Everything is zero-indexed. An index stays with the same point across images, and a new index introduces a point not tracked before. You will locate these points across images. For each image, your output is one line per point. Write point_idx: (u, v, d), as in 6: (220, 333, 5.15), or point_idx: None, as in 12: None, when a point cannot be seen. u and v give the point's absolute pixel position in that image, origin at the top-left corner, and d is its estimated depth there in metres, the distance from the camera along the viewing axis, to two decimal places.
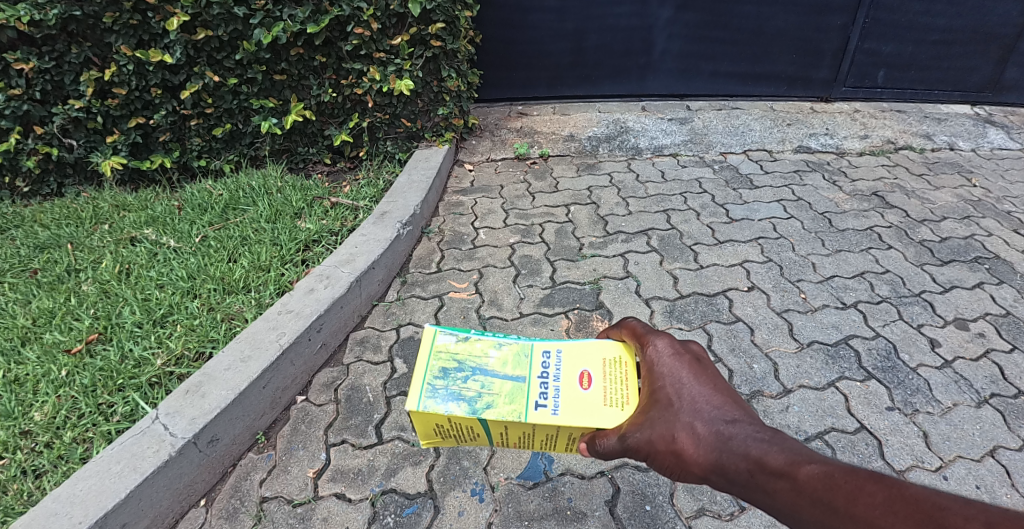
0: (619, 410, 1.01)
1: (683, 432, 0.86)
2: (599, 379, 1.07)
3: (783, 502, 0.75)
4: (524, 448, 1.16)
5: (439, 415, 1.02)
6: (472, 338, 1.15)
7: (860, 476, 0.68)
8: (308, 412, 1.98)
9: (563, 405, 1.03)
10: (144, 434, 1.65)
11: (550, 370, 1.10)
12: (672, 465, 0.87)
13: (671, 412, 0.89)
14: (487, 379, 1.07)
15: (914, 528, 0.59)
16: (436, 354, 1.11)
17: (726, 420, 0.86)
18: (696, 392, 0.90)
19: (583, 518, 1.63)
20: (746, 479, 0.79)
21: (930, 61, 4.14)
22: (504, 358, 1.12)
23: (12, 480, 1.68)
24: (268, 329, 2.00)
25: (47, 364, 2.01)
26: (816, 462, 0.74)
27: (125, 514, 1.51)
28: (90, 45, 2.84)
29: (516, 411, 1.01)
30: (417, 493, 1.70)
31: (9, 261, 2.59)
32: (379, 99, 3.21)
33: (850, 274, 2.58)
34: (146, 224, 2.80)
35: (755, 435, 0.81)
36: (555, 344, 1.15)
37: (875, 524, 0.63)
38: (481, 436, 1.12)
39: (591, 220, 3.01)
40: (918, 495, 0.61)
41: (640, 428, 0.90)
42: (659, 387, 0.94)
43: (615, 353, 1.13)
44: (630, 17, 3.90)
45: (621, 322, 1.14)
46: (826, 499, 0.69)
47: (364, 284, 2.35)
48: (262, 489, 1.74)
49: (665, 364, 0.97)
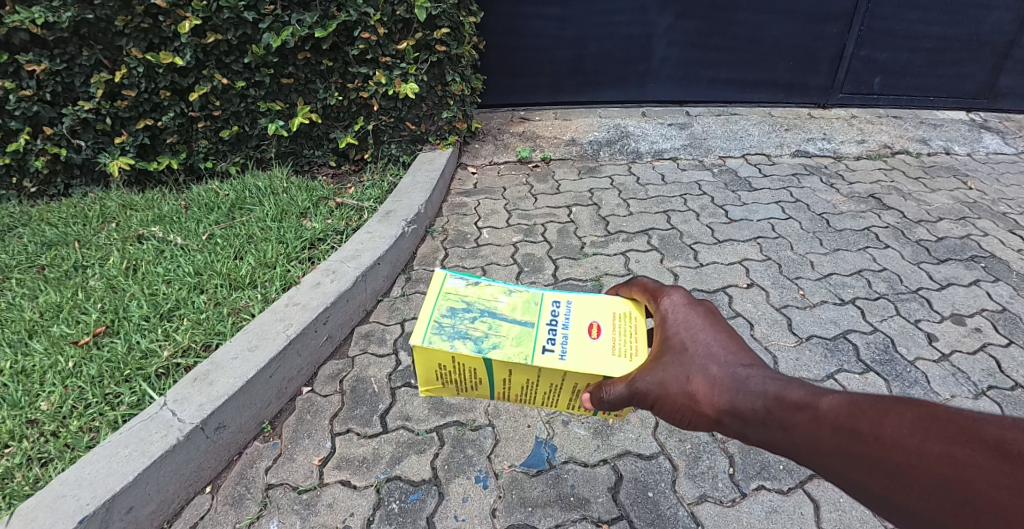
0: (628, 360, 1.05)
1: (699, 375, 0.91)
2: (609, 330, 1.13)
3: (803, 435, 0.79)
4: (523, 402, 1.19)
5: (444, 351, 1.05)
6: (482, 284, 1.21)
7: (885, 402, 0.71)
8: (314, 402, 2.01)
9: (570, 351, 1.08)
10: (152, 420, 1.67)
11: (558, 318, 1.16)
12: (683, 409, 0.92)
13: (686, 357, 0.94)
14: (494, 321, 1.12)
15: (947, 442, 0.60)
16: (445, 295, 1.16)
17: (741, 364, 0.91)
18: (709, 338, 0.95)
19: (586, 504, 1.65)
20: (766, 418, 0.84)
21: (924, 68, 4.22)
22: (514, 304, 1.17)
23: (18, 468, 1.69)
24: (275, 321, 2.04)
25: (55, 356, 2.03)
26: (839, 395, 0.77)
27: (132, 497, 1.53)
28: (101, 48, 2.90)
29: (523, 353, 1.06)
30: (422, 480, 1.72)
31: (15, 258, 2.62)
32: (384, 102, 3.26)
33: (848, 272, 2.62)
34: (153, 223, 2.84)
35: (773, 377, 0.87)
36: (565, 296, 1.21)
37: (902, 442, 0.66)
38: (482, 386, 1.15)
39: (593, 220, 3.05)
40: (948, 413, 0.63)
41: (652, 371, 0.94)
42: (671, 335, 0.99)
43: (625, 311, 1.19)
44: (630, 25, 3.99)
45: (630, 283, 1.20)
46: (853, 427, 0.72)
47: (369, 279, 2.38)
48: (268, 476, 1.76)
49: (676, 313, 1.02)
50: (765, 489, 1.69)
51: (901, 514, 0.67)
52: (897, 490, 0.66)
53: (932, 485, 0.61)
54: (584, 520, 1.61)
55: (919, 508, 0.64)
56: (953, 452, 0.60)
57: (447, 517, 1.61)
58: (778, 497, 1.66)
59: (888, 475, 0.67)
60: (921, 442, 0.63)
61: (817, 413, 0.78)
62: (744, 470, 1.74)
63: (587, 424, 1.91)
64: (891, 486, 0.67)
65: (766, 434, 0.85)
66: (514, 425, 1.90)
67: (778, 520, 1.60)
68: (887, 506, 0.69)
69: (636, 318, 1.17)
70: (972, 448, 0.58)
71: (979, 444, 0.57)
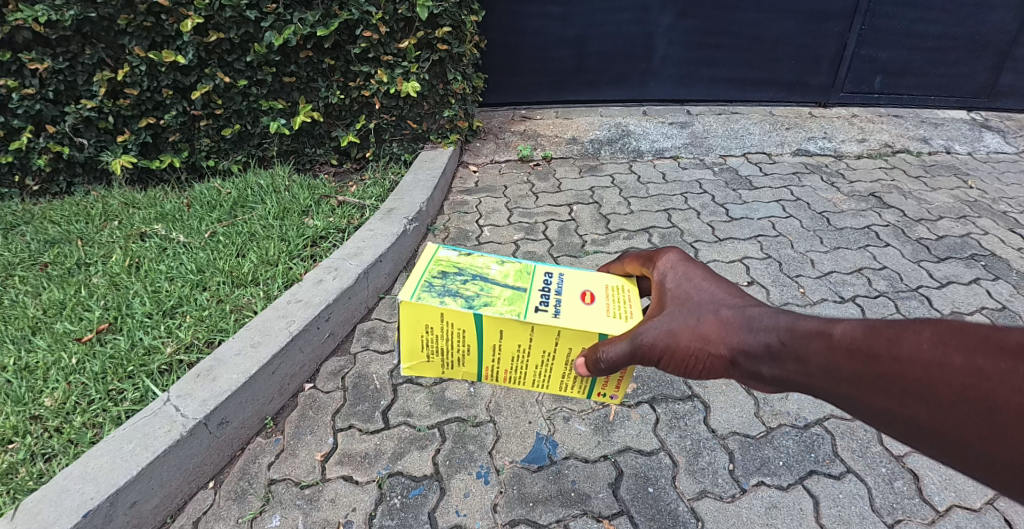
0: (622, 320, 1.08)
1: (709, 319, 0.95)
2: (601, 297, 1.15)
3: (816, 364, 0.80)
4: (512, 377, 1.17)
5: (435, 306, 1.04)
6: (474, 255, 1.22)
7: (898, 323, 0.72)
8: (316, 398, 2.02)
9: (563, 312, 1.09)
10: (156, 415, 1.68)
11: (550, 286, 1.17)
12: (696, 353, 0.95)
13: (693, 305, 0.99)
14: (486, 285, 1.13)
15: (969, 354, 0.61)
16: (436, 261, 1.17)
17: (745, 306, 0.95)
18: (712, 288, 1.01)
19: (586, 499, 1.66)
20: (777, 351, 0.86)
21: (925, 67, 4.23)
22: (506, 272, 1.18)
23: (22, 463, 1.69)
24: (278, 317, 2.05)
25: (59, 352, 2.04)
26: (850, 321, 0.79)
27: (136, 492, 1.54)
28: (104, 46, 2.91)
29: (515, 311, 1.06)
30: (423, 475, 1.73)
31: (18, 255, 2.63)
32: (386, 101, 3.27)
33: (848, 270, 2.63)
34: (156, 221, 2.85)
35: (777, 313, 0.90)
36: (557, 269, 1.23)
37: (920, 358, 0.66)
38: (471, 355, 1.12)
39: (593, 219, 3.06)
40: (967, 324, 0.64)
41: (659, 319, 0.98)
42: (674, 289, 1.05)
43: (617, 282, 1.23)
44: (631, 24, 3.99)
45: (622, 257, 1.25)
46: (866, 349, 0.73)
47: (371, 277, 2.39)
48: (271, 472, 1.77)
49: (675, 270, 1.08)
50: (765, 485, 1.70)
51: (919, 432, 0.69)
52: (914, 406, 0.67)
53: (953, 397, 0.62)
54: (585, 515, 1.62)
55: (939, 423, 0.65)
56: (977, 362, 0.60)
57: (448, 513, 1.62)
58: (778, 493, 1.67)
59: (906, 392, 0.67)
60: (942, 355, 0.64)
61: (829, 339, 0.79)
62: (744, 467, 1.76)
63: (587, 420, 1.92)
64: (908, 404, 0.68)
65: (778, 369, 0.87)
66: (515, 421, 1.92)
67: (778, 515, 1.61)
68: (901, 426, 0.71)
69: (627, 289, 1.21)
70: (998, 356, 0.58)
71: (1006, 353, 0.57)
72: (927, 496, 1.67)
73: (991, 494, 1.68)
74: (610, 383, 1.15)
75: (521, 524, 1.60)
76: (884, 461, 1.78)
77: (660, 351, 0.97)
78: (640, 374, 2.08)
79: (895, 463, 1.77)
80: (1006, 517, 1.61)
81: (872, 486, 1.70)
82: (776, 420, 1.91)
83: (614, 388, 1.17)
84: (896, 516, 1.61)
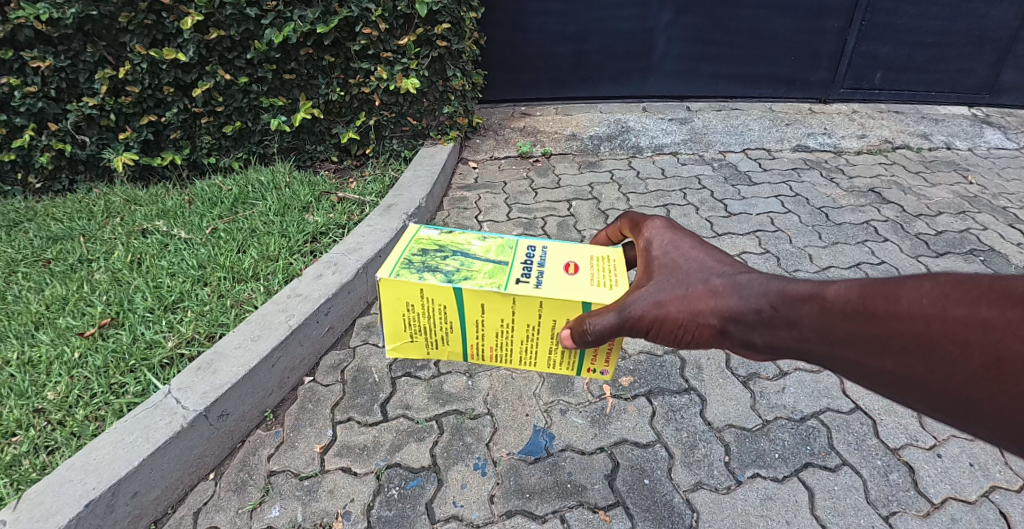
0: (607, 289, 1.07)
1: (699, 288, 0.95)
2: (585, 268, 1.15)
3: (812, 327, 0.81)
4: (498, 355, 1.16)
5: (412, 283, 1.05)
6: (456, 233, 1.23)
7: (893, 280, 0.73)
8: (315, 391, 2.03)
9: (545, 282, 1.08)
10: (157, 407, 1.70)
11: (533, 259, 1.17)
12: (687, 323, 0.94)
13: (682, 275, 0.98)
14: (467, 260, 1.13)
15: (973, 305, 0.63)
16: (417, 241, 1.19)
17: (735, 273, 0.95)
18: (700, 256, 1.00)
19: (583, 491, 1.67)
20: (771, 317, 0.86)
21: (926, 63, 4.22)
22: (488, 247, 1.19)
23: (26, 455, 1.71)
24: (277, 311, 2.07)
25: (61, 346, 2.06)
26: (844, 282, 0.79)
27: (137, 482, 1.55)
28: (105, 44, 2.93)
29: (495, 283, 1.06)
30: (421, 467, 1.75)
31: (21, 252, 2.65)
32: (386, 98, 3.29)
33: (847, 265, 2.63)
34: (157, 217, 2.86)
35: (768, 278, 0.90)
36: (540, 242, 1.23)
37: (922, 313, 0.67)
38: (454, 333, 1.12)
39: (592, 214, 3.07)
40: (965, 277, 0.66)
41: (649, 291, 0.97)
42: (662, 257, 1.04)
43: (603, 253, 1.22)
44: (631, 21, 3.99)
45: (619, 219, 1.26)
46: (863, 308, 0.74)
47: (370, 271, 2.41)
48: (270, 463, 1.79)
49: (662, 237, 1.08)
50: (760, 477, 1.71)
51: (917, 388, 0.71)
52: (917, 364, 0.69)
53: (956, 351, 0.64)
54: (581, 506, 1.63)
55: (940, 377, 0.67)
56: (980, 313, 0.62)
57: (446, 503, 1.64)
58: (774, 485, 1.68)
59: (909, 349, 0.69)
60: (942, 309, 0.65)
61: (823, 302, 0.79)
62: (740, 459, 1.76)
63: (584, 412, 1.93)
64: (909, 360, 0.69)
65: (770, 335, 0.87)
66: (512, 414, 1.93)
67: (773, 507, 1.62)
68: (898, 382, 0.73)
69: (613, 258, 1.20)
70: (1002, 306, 0.60)
71: (1010, 302, 0.59)
72: (922, 489, 1.67)
73: (988, 487, 1.68)
74: (600, 357, 1.14)
75: (518, 514, 1.61)
76: (880, 454, 1.78)
77: (649, 322, 0.96)
78: (637, 367, 2.10)
79: (891, 456, 1.78)
80: (1002, 511, 1.61)
81: (868, 478, 1.71)
82: (773, 413, 1.92)
83: (605, 362, 1.15)
84: (891, 508, 1.62)
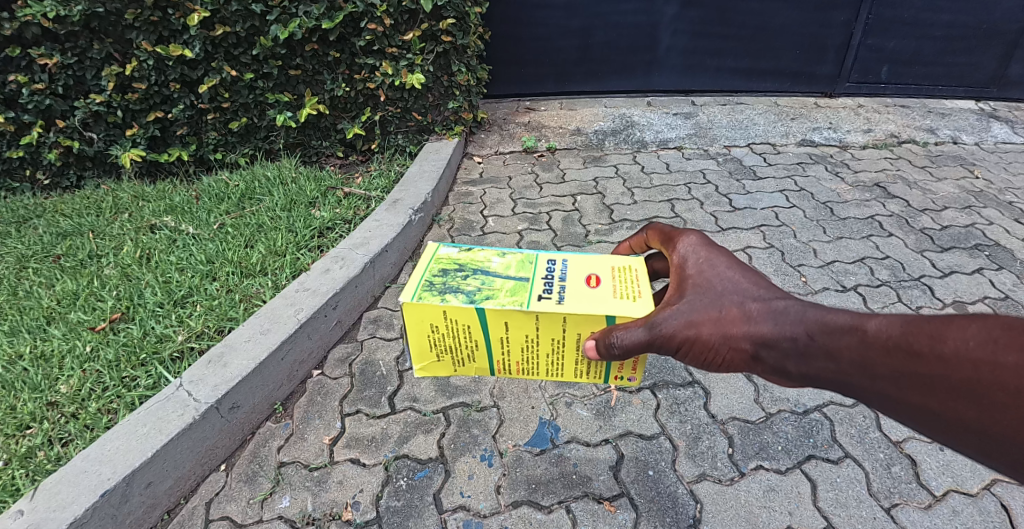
0: (631, 300, 1.09)
1: (734, 310, 0.96)
2: (607, 280, 1.16)
3: (851, 360, 0.82)
4: (523, 370, 1.18)
5: (434, 305, 1.06)
6: (475, 250, 1.24)
7: (938, 319, 0.73)
8: (324, 385, 2.06)
9: (567, 297, 1.09)
10: (169, 400, 1.73)
11: (553, 273, 1.17)
12: (719, 345, 0.96)
13: (717, 295, 1.00)
14: (488, 278, 1.14)
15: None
16: (437, 260, 1.20)
17: (772, 299, 0.96)
18: (735, 277, 1.01)
19: (588, 481, 1.70)
20: (807, 345, 0.88)
21: (933, 57, 4.19)
22: (508, 263, 1.20)
23: (41, 447, 1.74)
24: (286, 305, 2.09)
25: (73, 340, 2.09)
26: (886, 316, 0.80)
27: (150, 473, 1.58)
28: (112, 41, 2.95)
29: (518, 301, 1.07)
30: (429, 458, 1.78)
31: (31, 248, 2.67)
32: (391, 93, 3.30)
33: (851, 259, 2.64)
34: (166, 213, 2.89)
35: (806, 306, 0.91)
36: (560, 255, 1.24)
37: (967, 355, 0.67)
38: (479, 351, 1.14)
39: (597, 209, 3.09)
40: (1018, 323, 0.65)
41: (682, 308, 0.98)
42: (695, 275, 1.05)
43: (624, 264, 1.23)
44: (636, 15, 3.99)
45: (646, 227, 1.28)
46: (906, 344, 0.74)
47: (377, 266, 2.43)
48: (280, 455, 1.82)
49: (696, 253, 1.09)
50: (763, 468, 1.73)
51: (960, 429, 0.71)
52: (961, 405, 0.68)
53: (1005, 398, 0.63)
54: (586, 496, 1.65)
55: (985, 423, 0.66)
56: None
57: (453, 494, 1.67)
58: (776, 477, 1.70)
59: (953, 391, 0.69)
60: (992, 354, 0.65)
61: (863, 335, 0.81)
62: (743, 450, 1.79)
63: (589, 405, 1.95)
64: (953, 402, 0.69)
65: (804, 365, 0.89)
66: (518, 407, 1.95)
67: (775, 498, 1.64)
68: (942, 423, 0.73)
69: (634, 268, 1.21)
70: None
71: None
72: (924, 481, 1.69)
73: (989, 479, 1.69)
74: (626, 365, 1.14)
75: (523, 505, 1.64)
76: (882, 447, 1.80)
77: (679, 341, 0.97)
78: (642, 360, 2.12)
79: (894, 448, 1.79)
80: (1004, 503, 1.63)
81: (870, 471, 1.73)
82: (776, 406, 1.94)
83: (632, 370, 1.15)
84: (892, 500, 1.64)
